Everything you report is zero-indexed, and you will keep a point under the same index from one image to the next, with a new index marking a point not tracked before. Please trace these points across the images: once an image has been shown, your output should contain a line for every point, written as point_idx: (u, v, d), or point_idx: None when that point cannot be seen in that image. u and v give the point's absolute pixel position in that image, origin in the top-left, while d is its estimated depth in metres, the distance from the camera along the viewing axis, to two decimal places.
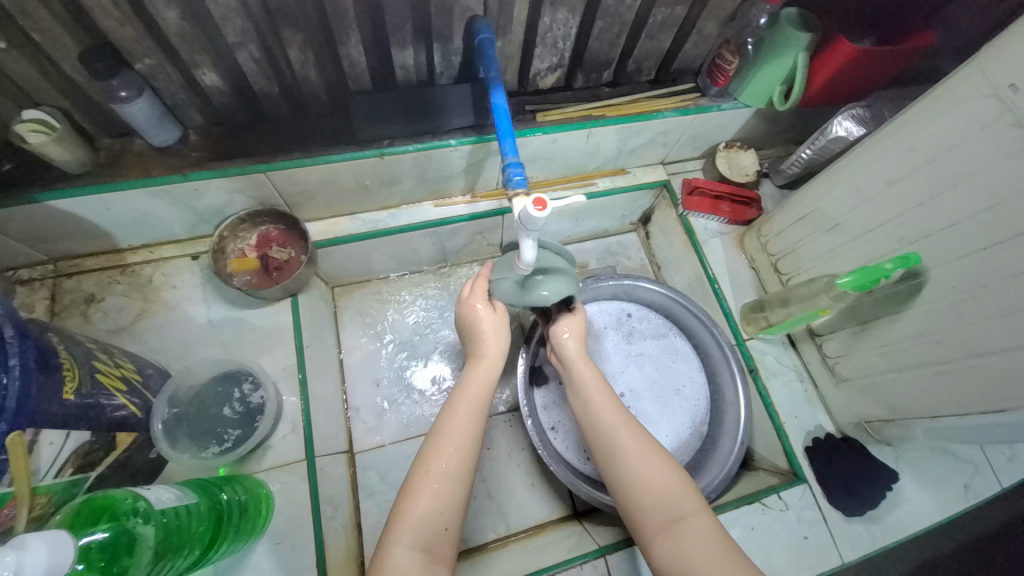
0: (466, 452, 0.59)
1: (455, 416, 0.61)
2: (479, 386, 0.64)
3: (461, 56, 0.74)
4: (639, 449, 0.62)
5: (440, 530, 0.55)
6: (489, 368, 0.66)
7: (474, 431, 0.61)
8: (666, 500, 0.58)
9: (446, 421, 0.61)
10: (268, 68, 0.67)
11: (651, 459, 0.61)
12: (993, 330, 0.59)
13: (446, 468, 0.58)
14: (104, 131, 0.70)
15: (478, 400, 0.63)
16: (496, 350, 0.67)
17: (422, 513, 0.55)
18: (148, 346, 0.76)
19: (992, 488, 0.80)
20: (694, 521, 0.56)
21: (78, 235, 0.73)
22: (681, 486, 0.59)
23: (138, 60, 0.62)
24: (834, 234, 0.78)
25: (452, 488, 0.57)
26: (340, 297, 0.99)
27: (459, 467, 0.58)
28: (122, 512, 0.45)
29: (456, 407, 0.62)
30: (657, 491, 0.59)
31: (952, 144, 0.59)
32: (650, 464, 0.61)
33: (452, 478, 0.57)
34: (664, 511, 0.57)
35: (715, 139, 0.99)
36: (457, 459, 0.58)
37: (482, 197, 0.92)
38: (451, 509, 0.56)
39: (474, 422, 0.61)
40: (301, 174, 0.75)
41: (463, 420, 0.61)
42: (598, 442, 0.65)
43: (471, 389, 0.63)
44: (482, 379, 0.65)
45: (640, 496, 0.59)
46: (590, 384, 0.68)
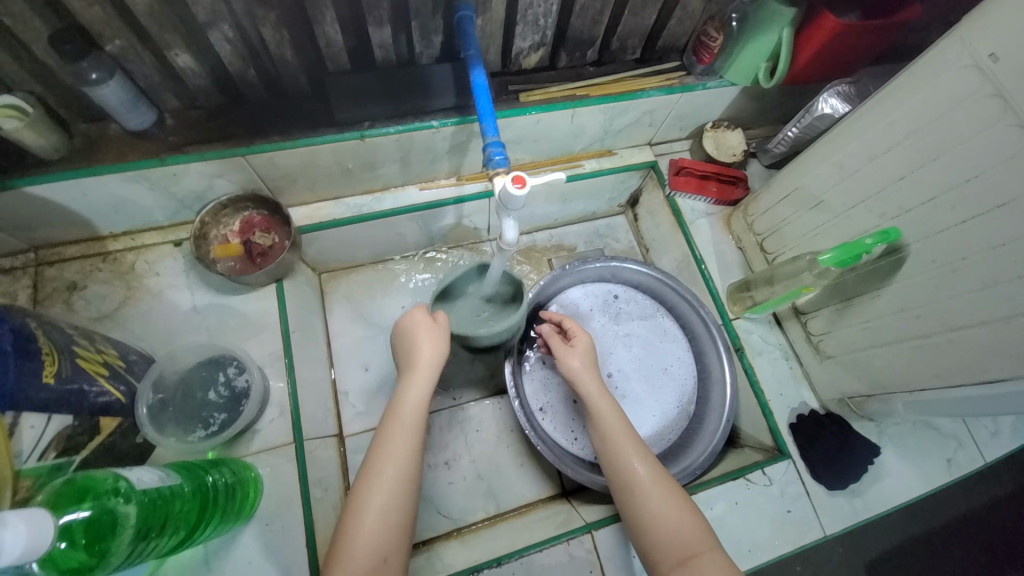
0: (400, 483, 0.58)
1: (389, 440, 0.60)
2: (411, 404, 0.62)
3: (441, 35, 0.72)
4: (657, 481, 0.61)
5: (379, 561, 0.55)
6: (418, 388, 0.64)
7: (411, 457, 0.60)
8: (682, 537, 0.57)
9: (382, 447, 0.60)
10: (243, 49, 0.66)
11: (666, 495, 0.60)
12: (971, 303, 0.60)
13: (380, 501, 0.57)
14: (79, 116, 0.69)
15: (412, 419, 0.62)
16: (423, 360, 0.64)
17: (360, 544, 0.54)
18: (132, 332, 0.76)
19: (975, 462, 0.82)
20: (711, 558, 0.55)
21: (58, 222, 0.73)
22: (699, 524, 0.58)
23: (108, 41, 0.60)
24: (817, 212, 0.78)
25: (390, 515, 0.56)
26: (327, 283, 0.98)
27: (396, 498, 0.57)
28: (104, 492, 0.45)
29: (390, 430, 0.61)
30: (673, 526, 0.58)
31: (934, 117, 0.59)
32: (663, 500, 0.60)
33: (393, 509, 0.57)
34: (679, 548, 0.56)
35: (702, 118, 0.98)
36: (390, 490, 0.57)
37: (467, 180, 0.92)
38: (391, 536, 0.56)
39: (405, 448, 0.60)
40: (282, 157, 0.74)
41: (393, 441, 0.60)
42: (615, 474, 0.64)
43: (403, 408, 0.62)
44: (416, 393, 0.63)
45: (658, 533, 0.58)
46: (606, 415, 0.68)
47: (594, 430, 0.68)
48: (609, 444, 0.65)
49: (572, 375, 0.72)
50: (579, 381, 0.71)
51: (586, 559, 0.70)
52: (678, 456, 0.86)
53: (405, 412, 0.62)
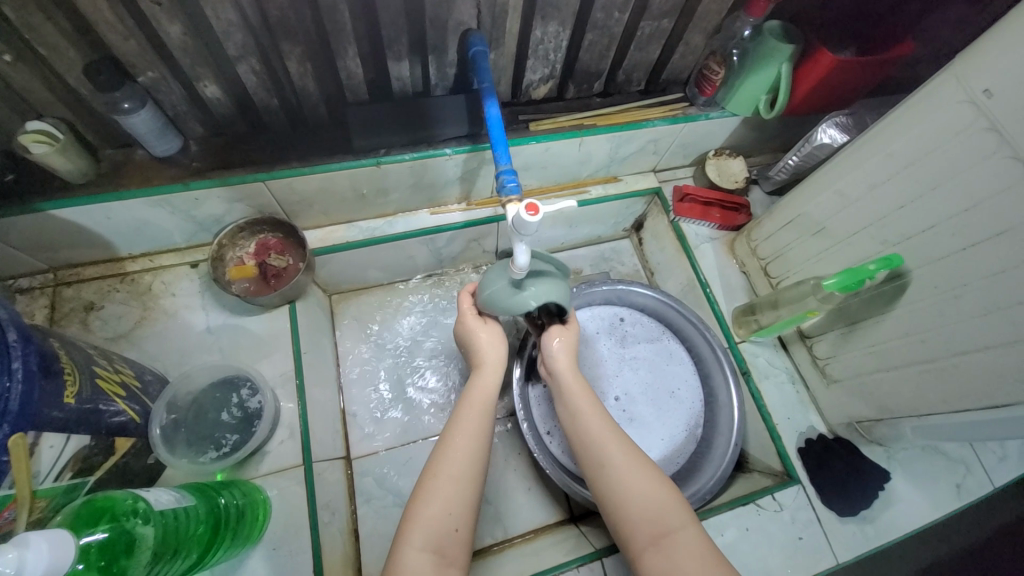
0: (473, 458, 0.60)
1: (460, 422, 0.62)
2: (483, 394, 0.65)
3: (456, 67, 0.76)
4: (630, 460, 0.61)
5: (450, 530, 0.56)
6: (489, 378, 0.67)
7: (482, 438, 0.62)
8: (657, 515, 0.57)
9: (455, 428, 0.62)
10: (267, 80, 0.69)
11: (640, 473, 0.60)
12: (975, 328, 0.61)
13: (456, 472, 0.58)
14: (106, 142, 0.71)
15: (483, 407, 0.64)
16: (495, 356, 0.69)
17: (434, 512, 0.56)
18: (145, 352, 0.76)
19: (985, 488, 0.82)
20: (684, 536, 0.56)
21: (79, 243, 0.74)
22: (672, 502, 0.58)
23: (141, 73, 0.63)
24: (820, 238, 0.80)
25: (460, 488, 0.58)
26: (337, 304, 0.99)
27: (467, 470, 0.59)
28: (122, 513, 0.45)
29: (460, 414, 0.63)
30: (648, 504, 0.58)
31: (930, 148, 0.61)
32: (639, 477, 0.60)
33: (465, 480, 0.58)
34: (652, 526, 0.57)
35: (704, 147, 1.01)
36: (466, 466, 0.59)
37: (477, 205, 0.94)
38: (461, 509, 0.57)
39: (478, 430, 0.62)
40: (300, 183, 0.76)
41: (466, 421, 0.62)
42: (587, 451, 0.64)
43: (474, 396, 0.65)
44: (487, 385, 0.66)
45: (631, 509, 0.58)
46: (580, 395, 0.68)
47: (568, 411, 0.68)
48: (583, 424, 0.65)
49: (550, 360, 0.70)
50: (550, 357, 0.72)
51: None
52: (687, 480, 0.85)
53: (479, 399, 0.65)
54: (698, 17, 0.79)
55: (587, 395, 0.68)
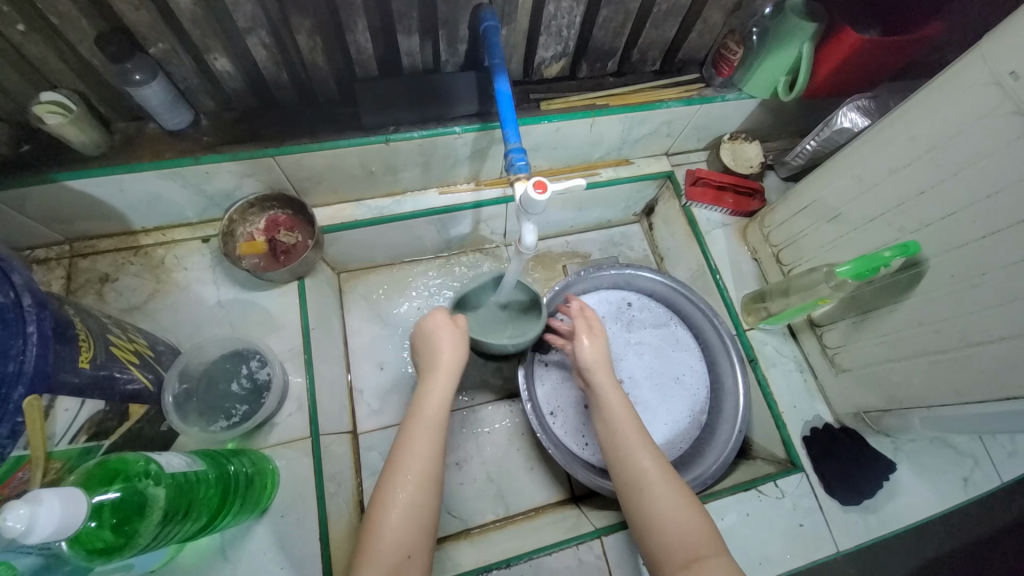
0: (426, 478, 0.60)
1: (413, 439, 0.62)
2: (437, 405, 0.65)
3: (466, 44, 0.75)
4: (664, 478, 0.62)
5: (404, 557, 0.56)
6: (443, 391, 0.66)
7: (436, 456, 0.62)
8: (688, 538, 0.58)
9: (408, 445, 0.62)
10: (277, 54, 0.68)
11: (673, 495, 0.61)
12: (990, 319, 0.59)
13: (409, 494, 0.59)
14: (118, 115, 0.72)
15: (437, 421, 0.64)
16: (450, 364, 0.68)
17: (388, 537, 0.56)
18: (159, 324, 0.78)
19: (991, 482, 0.84)
20: (718, 561, 0.55)
21: (95, 215, 0.76)
22: (704, 526, 0.59)
23: (152, 44, 0.63)
24: (835, 225, 0.78)
25: (416, 509, 0.58)
26: (346, 283, 1.00)
27: (422, 493, 0.59)
28: (134, 474, 0.46)
29: (412, 432, 0.63)
30: (678, 522, 0.59)
31: (954, 132, 0.59)
32: (672, 500, 0.60)
33: (419, 502, 0.58)
34: (684, 549, 0.57)
35: (720, 130, 0.99)
36: (418, 488, 0.59)
37: (486, 185, 0.94)
38: (416, 534, 0.57)
39: (431, 450, 0.62)
40: (309, 159, 0.76)
41: (420, 440, 0.62)
42: (622, 468, 0.65)
43: (427, 410, 0.64)
44: (440, 397, 0.66)
45: (664, 530, 0.59)
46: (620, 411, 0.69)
47: (605, 427, 0.70)
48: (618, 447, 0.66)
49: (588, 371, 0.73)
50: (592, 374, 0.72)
51: (596, 564, 0.71)
52: (690, 465, 0.86)
53: (435, 410, 0.65)
54: None
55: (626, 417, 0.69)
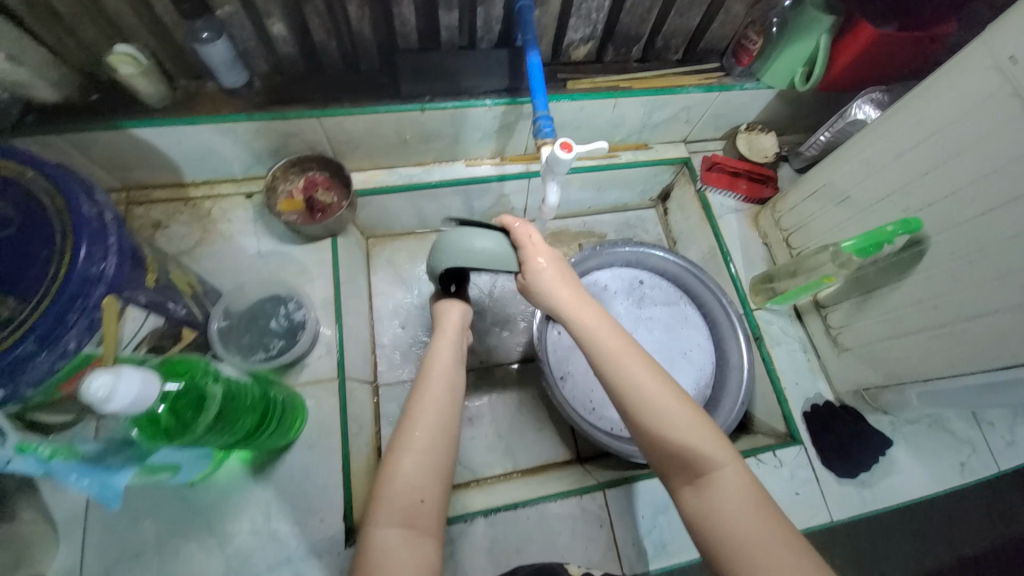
0: (435, 431, 0.56)
1: (423, 393, 0.59)
2: (440, 363, 0.62)
3: (501, 21, 0.80)
4: (655, 382, 0.53)
5: (417, 502, 0.52)
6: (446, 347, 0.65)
7: (446, 411, 0.58)
8: (689, 448, 0.50)
9: (417, 399, 0.59)
10: (329, 22, 0.74)
11: (668, 402, 0.52)
12: (986, 293, 0.62)
13: (416, 443, 0.55)
14: (181, 73, 0.78)
15: (443, 377, 0.61)
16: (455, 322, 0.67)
17: (400, 483, 0.52)
18: (203, 268, 0.84)
19: (987, 468, 0.85)
20: (725, 469, 0.49)
21: (152, 165, 0.82)
22: (706, 432, 0.51)
23: (219, 7, 0.69)
24: (844, 208, 0.81)
25: (427, 459, 0.54)
26: (373, 247, 1.06)
27: (430, 444, 0.55)
28: (197, 372, 0.52)
29: (421, 388, 0.60)
30: (682, 440, 0.51)
31: (958, 115, 0.62)
32: (667, 409, 0.52)
33: (428, 452, 0.55)
34: (687, 460, 0.50)
35: (738, 120, 1.03)
36: (429, 437, 0.56)
37: (510, 160, 0.99)
38: (428, 482, 0.54)
39: (441, 403, 0.59)
40: (349, 123, 0.82)
41: (428, 396, 0.59)
42: (616, 390, 0.54)
43: (432, 368, 0.61)
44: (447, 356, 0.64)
45: (661, 441, 0.51)
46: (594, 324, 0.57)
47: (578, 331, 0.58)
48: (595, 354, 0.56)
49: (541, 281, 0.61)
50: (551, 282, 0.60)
51: (597, 513, 0.77)
52: None
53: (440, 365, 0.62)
54: None
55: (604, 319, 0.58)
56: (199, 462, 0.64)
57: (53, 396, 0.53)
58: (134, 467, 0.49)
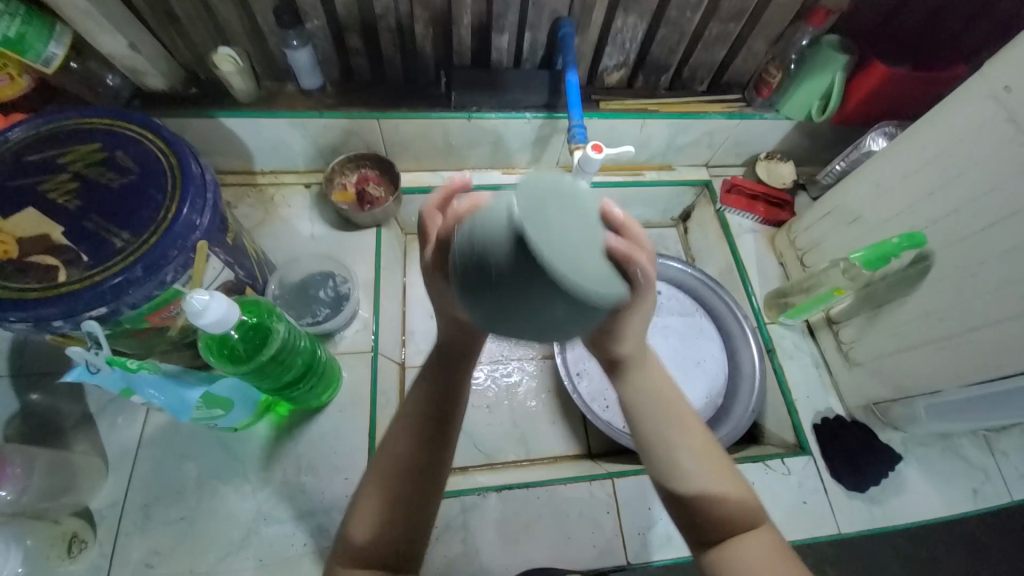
0: (419, 470, 0.52)
1: (405, 421, 0.54)
2: (428, 394, 0.55)
3: (545, 46, 0.91)
4: (687, 440, 0.54)
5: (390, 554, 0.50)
6: (437, 381, 0.56)
7: (433, 447, 0.53)
8: (722, 517, 0.52)
9: (398, 428, 0.54)
10: (397, 38, 0.86)
11: (699, 464, 0.53)
12: (990, 304, 0.66)
13: (397, 482, 0.51)
14: (267, 75, 0.91)
15: (428, 410, 0.55)
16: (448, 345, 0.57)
17: (376, 530, 0.50)
18: (262, 244, 0.94)
19: (1000, 496, 0.85)
20: (757, 537, 0.51)
21: (230, 151, 0.94)
22: (737, 495, 0.53)
23: (309, 20, 0.82)
24: (855, 227, 0.86)
25: (411, 501, 0.51)
26: (410, 243, 1.15)
27: (413, 484, 0.51)
28: (265, 310, 0.62)
29: (404, 420, 0.54)
30: (714, 510, 0.52)
31: (959, 140, 0.68)
32: (701, 472, 0.53)
33: (409, 495, 0.51)
34: (716, 525, 0.52)
35: (758, 148, 1.11)
36: (409, 479, 0.52)
37: (543, 171, 1.08)
38: (408, 528, 0.51)
39: (425, 438, 0.53)
40: (404, 125, 0.93)
41: (407, 429, 0.54)
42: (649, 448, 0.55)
43: (419, 396, 0.55)
44: (433, 388, 0.56)
45: (697, 505, 0.52)
46: (656, 375, 0.57)
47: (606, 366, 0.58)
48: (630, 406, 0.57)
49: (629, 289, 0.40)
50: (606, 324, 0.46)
51: (606, 500, 0.80)
52: None
53: (423, 393, 0.56)
54: (761, 24, 0.90)
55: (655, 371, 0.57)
56: (244, 410, 0.69)
57: (140, 326, 0.61)
58: (202, 386, 0.59)
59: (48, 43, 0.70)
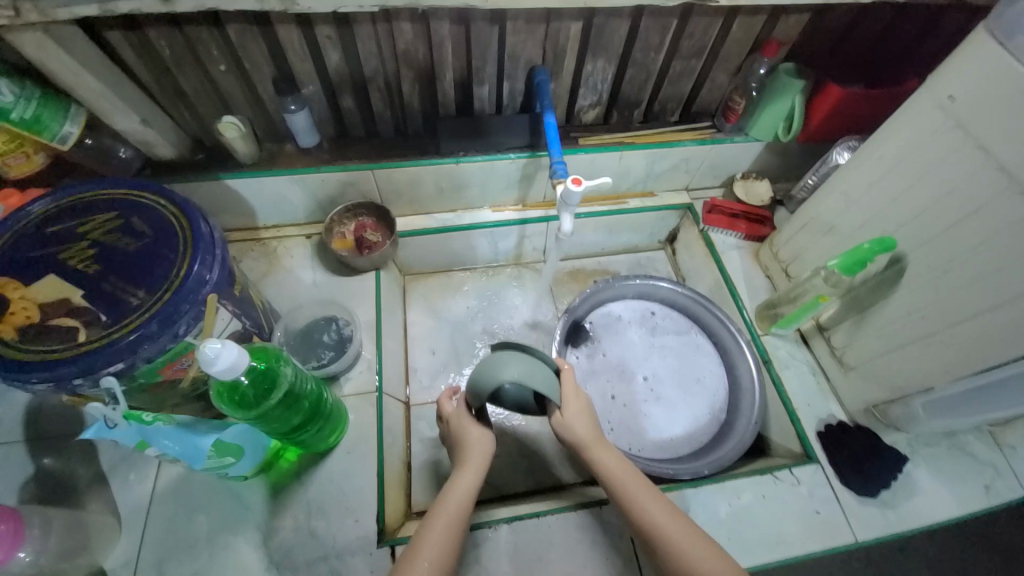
0: (442, 561, 0.58)
1: (439, 512, 0.63)
2: (459, 493, 0.65)
3: (523, 93, 0.98)
4: (674, 521, 0.62)
5: None
6: (468, 480, 0.66)
7: (454, 539, 0.61)
8: None
9: (430, 523, 0.62)
10: (387, 96, 0.94)
11: (695, 544, 0.60)
12: (966, 298, 0.69)
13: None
14: (267, 137, 0.98)
15: (458, 505, 0.64)
16: (481, 451, 0.69)
17: None
18: (266, 295, 0.98)
19: (1016, 492, 0.85)
20: None
21: (235, 210, 1.00)
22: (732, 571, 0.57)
23: (305, 86, 0.89)
24: (831, 237, 0.90)
25: None
26: (409, 283, 1.19)
27: (435, 574, 0.57)
28: (273, 355, 0.65)
29: (436, 516, 0.62)
30: None
31: (914, 147, 0.73)
32: (696, 551, 0.59)
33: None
34: None
35: (733, 170, 1.16)
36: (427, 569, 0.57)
37: (531, 207, 1.14)
38: None
39: (451, 532, 0.61)
40: (397, 173, 0.99)
41: (438, 527, 0.61)
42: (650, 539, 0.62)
43: (450, 498, 0.64)
44: (463, 487, 0.65)
45: None
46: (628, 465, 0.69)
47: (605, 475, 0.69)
48: (627, 499, 0.65)
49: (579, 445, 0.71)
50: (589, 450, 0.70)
51: (617, 524, 0.79)
52: (709, 452, 0.93)
53: (453, 494, 0.65)
54: (721, 58, 0.98)
55: (629, 473, 0.68)
56: (254, 456, 0.71)
57: (154, 381, 0.64)
58: (214, 433, 0.61)
59: (64, 122, 0.77)
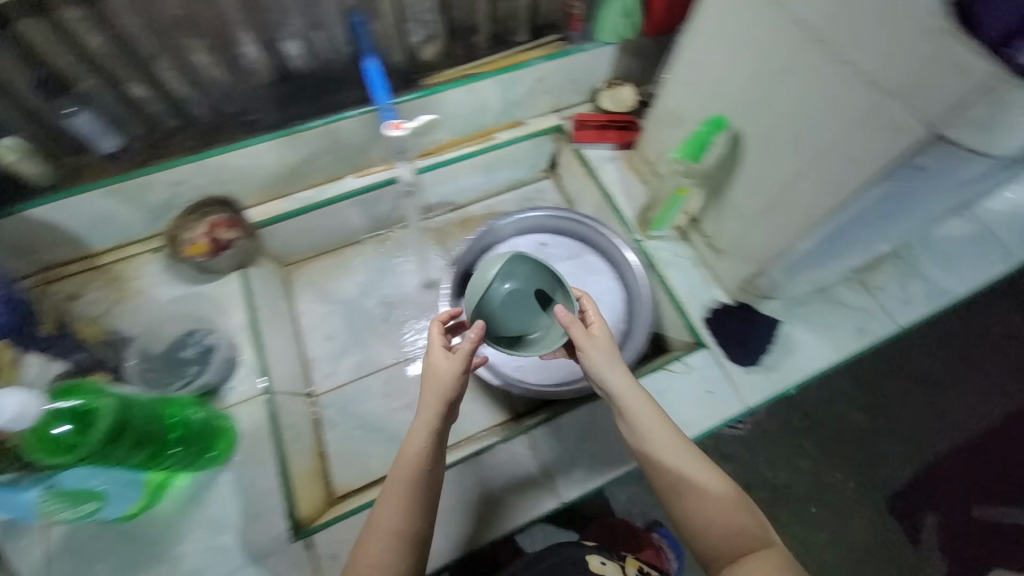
0: (411, 505, 0.63)
1: (402, 456, 0.65)
2: (422, 433, 0.66)
3: (344, 43, 0.89)
4: (699, 469, 0.67)
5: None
6: (431, 413, 0.66)
7: (424, 483, 0.64)
8: (732, 532, 0.64)
9: (398, 468, 0.65)
10: (185, 76, 0.83)
11: (715, 498, 0.66)
12: (789, 160, 0.70)
13: (390, 528, 0.62)
14: (63, 152, 0.84)
15: (422, 448, 0.65)
16: (441, 387, 0.66)
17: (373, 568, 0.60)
18: (122, 324, 0.90)
19: (885, 326, 0.92)
20: (768, 554, 0.62)
21: (56, 242, 0.89)
22: (752, 521, 0.65)
23: (79, 83, 0.77)
24: (681, 128, 0.90)
25: (403, 543, 0.62)
26: (293, 274, 1.10)
27: (404, 520, 0.63)
28: (84, 392, 0.61)
29: (398, 467, 0.65)
30: (725, 535, 0.63)
31: (726, 17, 0.71)
32: (717, 503, 0.65)
33: (401, 535, 0.62)
34: (738, 542, 0.63)
35: (594, 80, 1.13)
36: (397, 520, 0.63)
37: (399, 163, 1.06)
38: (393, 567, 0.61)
39: (409, 484, 0.64)
40: (230, 159, 0.90)
41: (399, 476, 0.65)
42: (664, 488, 0.68)
43: (410, 445, 0.66)
44: (427, 423, 0.66)
45: (706, 531, 0.64)
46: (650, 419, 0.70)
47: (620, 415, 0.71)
48: (647, 445, 0.69)
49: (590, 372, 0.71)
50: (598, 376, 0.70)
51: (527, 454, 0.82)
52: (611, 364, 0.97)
53: (419, 432, 0.66)
54: None
55: (643, 403, 0.70)
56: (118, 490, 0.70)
57: None
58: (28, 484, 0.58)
59: None
